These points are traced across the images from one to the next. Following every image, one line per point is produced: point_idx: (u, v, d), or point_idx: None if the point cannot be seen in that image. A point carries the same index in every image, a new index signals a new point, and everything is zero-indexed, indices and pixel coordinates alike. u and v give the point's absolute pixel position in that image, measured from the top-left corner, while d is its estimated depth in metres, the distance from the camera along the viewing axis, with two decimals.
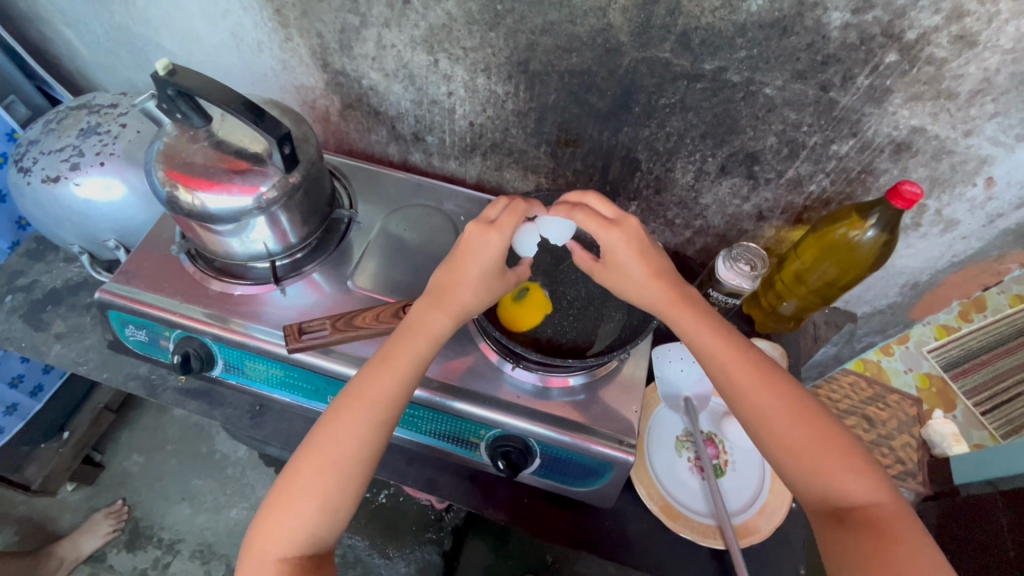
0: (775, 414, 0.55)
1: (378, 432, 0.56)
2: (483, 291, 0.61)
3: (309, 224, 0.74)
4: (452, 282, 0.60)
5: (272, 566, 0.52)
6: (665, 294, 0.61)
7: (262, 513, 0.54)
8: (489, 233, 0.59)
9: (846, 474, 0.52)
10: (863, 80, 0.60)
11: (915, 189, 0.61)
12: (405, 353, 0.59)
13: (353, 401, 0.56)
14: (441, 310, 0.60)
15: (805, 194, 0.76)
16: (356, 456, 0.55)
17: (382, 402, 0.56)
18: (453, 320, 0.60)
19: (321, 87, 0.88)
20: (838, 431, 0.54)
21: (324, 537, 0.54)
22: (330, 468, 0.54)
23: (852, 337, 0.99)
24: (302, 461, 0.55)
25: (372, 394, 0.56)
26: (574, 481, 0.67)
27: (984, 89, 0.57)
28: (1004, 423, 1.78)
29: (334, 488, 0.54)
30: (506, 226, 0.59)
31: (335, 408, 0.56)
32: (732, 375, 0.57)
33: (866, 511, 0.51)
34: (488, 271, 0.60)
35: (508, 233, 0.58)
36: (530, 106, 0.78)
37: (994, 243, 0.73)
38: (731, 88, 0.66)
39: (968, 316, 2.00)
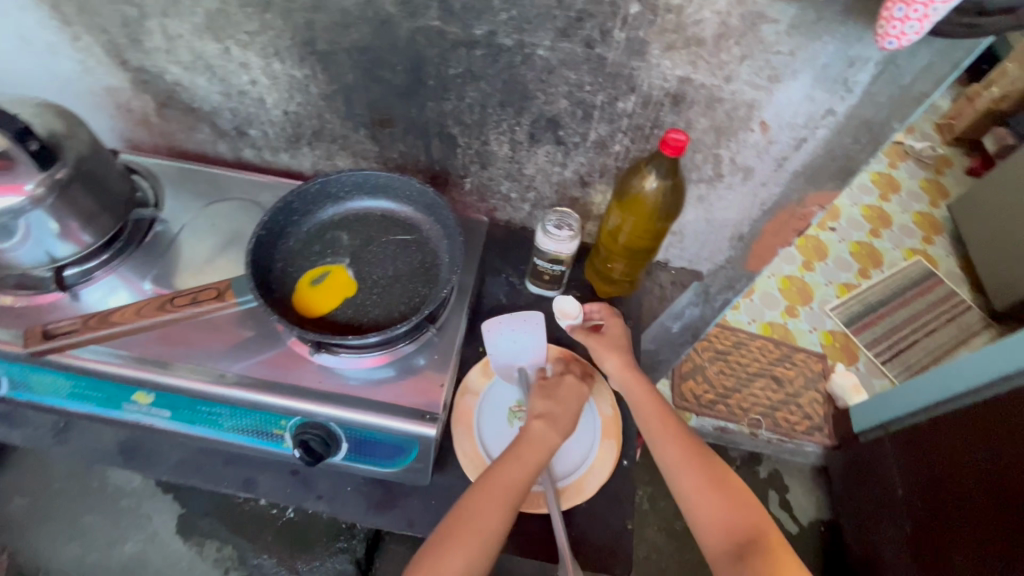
0: (689, 469, 0.72)
1: (481, 562, 0.60)
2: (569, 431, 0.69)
3: (102, 224, 0.71)
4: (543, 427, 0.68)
5: None
6: (624, 371, 0.76)
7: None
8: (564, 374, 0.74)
9: (740, 507, 0.71)
10: (619, 33, 0.61)
11: (679, 136, 0.62)
12: (503, 485, 0.63)
13: (461, 527, 0.61)
14: (530, 450, 0.66)
15: (613, 155, 0.77)
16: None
17: (484, 524, 0.61)
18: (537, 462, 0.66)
19: (128, 87, 0.84)
20: (733, 475, 0.72)
21: None
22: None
23: (707, 296, 1.01)
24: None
25: (474, 524, 0.61)
26: (385, 463, 0.65)
27: (725, 33, 0.58)
28: (903, 370, 1.87)
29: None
30: (576, 395, 0.73)
31: (443, 541, 0.60)
32: (655, 432, 0.73)
33: (756, 537, 0.69)
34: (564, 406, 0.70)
35: (580, 398, 0.72)
36: (333, 88, 0.76)
37: (791, 186, 0.75)
38: (507, 53, 0.66)
39: (868, 273, 2.08)
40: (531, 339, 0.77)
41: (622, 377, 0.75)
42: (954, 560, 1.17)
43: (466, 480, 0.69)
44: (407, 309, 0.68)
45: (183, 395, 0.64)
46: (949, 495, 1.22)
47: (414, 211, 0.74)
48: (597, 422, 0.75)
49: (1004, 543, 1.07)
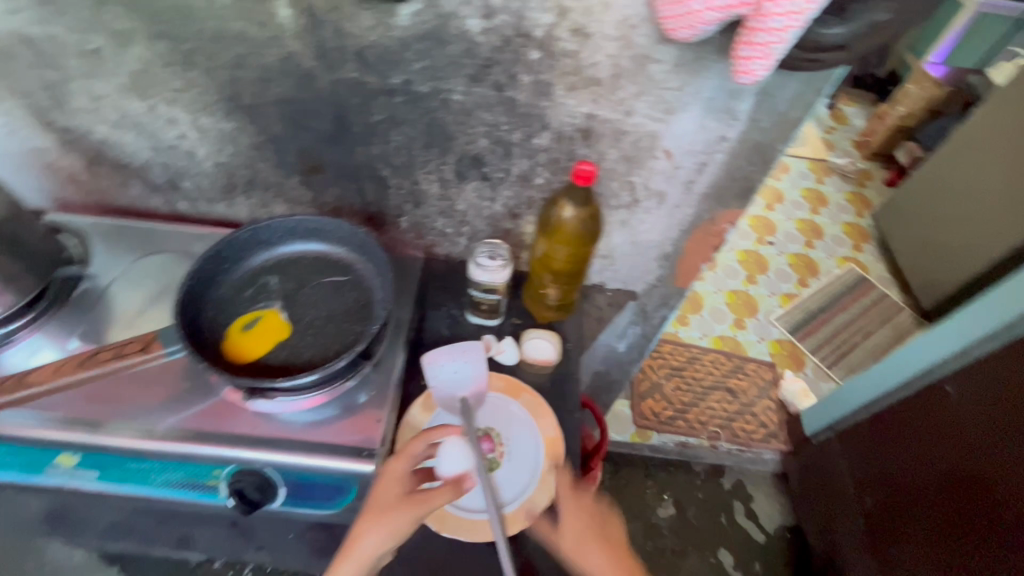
0: (583, 545, 0.67)
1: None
2: (381, 532, 0.59)
3: (23, 284, 0.70)
4: (360, 531, 0.59)
5: None
6: (543, 432, 0.77)
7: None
8: (392, 462, 0.62)
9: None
10: (525, 77, 0.66)
11: (587, 167, 0.67)
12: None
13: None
14: (345, 562, 0.60)
15: (536, 187, 0.81)
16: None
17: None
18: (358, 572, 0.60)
19: (54, 147, 0.84)
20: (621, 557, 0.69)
21: None
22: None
23: (645, 314, 1.06)
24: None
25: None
26: (326, 505, 0.65)
27: (619, 73, 0.64)
28: (847, 372, 1.96)
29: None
30: (390, 485, 0.61)
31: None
32: (566, 502, 0.71)
33: None
34: (386, 502, 0.60)
35: (385, 491, 0.60)
36: (262, 139, 0.79)
37: (702, 207, 0.81)
38: (425, 99, 0.70)
39: (806, 282, 2.19)
40: (473, 368, 0.76)
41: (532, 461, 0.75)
42: (902, 549, 1.25)
43: None
44: (341, 347, 0.68)
45: (112, 453, 0.62)
46: (895, 491, 1.29)
47: (346, 251, 0.76)
48: (540, 446, 0.76)
49: (948, 537, 1.13)
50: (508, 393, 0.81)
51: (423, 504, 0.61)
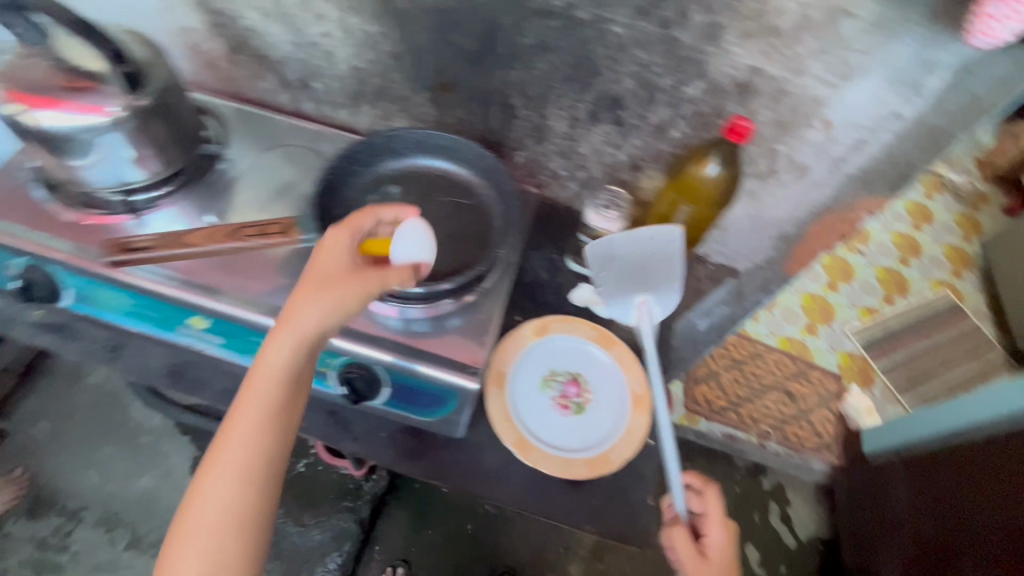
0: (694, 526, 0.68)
1: (253, 487, 0.53)
2: (322, 294, 0.54)
3: (172, 154, 0.73)
4: (304, 298, 0.54)
5: None
6: (636, 397, 0.76)
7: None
8: (335, 237, 0.57)
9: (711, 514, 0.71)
10: (697, 17, 0.62)
11: (745, 122, 0.63)
12: (256, 393, 0.53)
13: (215, 467, 0.53)
14: (285, 331, 0.53)
15: (669, 141, 0.78)
16: (239, 514, 0.52)
17: (245, 453, 0.53)
18: (296, 338, 0.53)
19: (203, 28, 0.87)
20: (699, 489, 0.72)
21: None
22: (206, 541, 0.51)
23: (740, 295, 1.02)
24: (176, 538, 0.52)
25: (239, 449, 0.53)
26: (419, 412, 0.68)
27: (804, 26, 0.59)
28: (918, 399, 1.85)
29: (216, 562, 0.51)
30: (333, 245, 0.57)
31: (202, 475, 0.53)
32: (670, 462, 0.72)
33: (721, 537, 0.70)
34: (328, 276, 0.55)
35: (331, 252, 0.57)
36: (404, 48, 0.78)
37: (843, 189, 0.76)
38: (582, 27, 0.67)
39: (892, 299, 2.06)
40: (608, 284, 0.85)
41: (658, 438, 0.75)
42: None
43: (495, 440, 0.72)
44: (458, 265, 0.70)
45: (239, 324, 0.67)
46: (955, 522, 1.20)
47: (471, 174, 0.76)
48: (626, 399, 0.76)
49: None
50: (601, 341, 0.80)
51: (374, 278, 0.57)
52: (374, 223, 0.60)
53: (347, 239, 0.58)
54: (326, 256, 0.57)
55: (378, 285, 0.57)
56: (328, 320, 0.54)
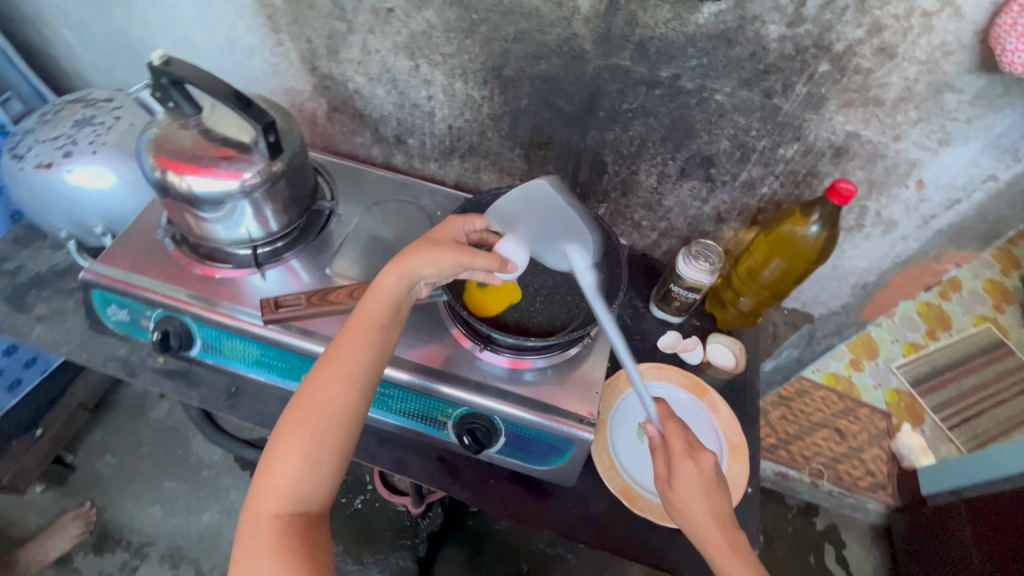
0: (705, 518, 0.57)
1: (351, 389, 0.61)
2: (430, 249, 0.64)
3: (290, 213, 0.78)
4: (414, 250, 0.65)
5: (266, 522, 0.57)
6: (734, 446, 0.78)
7: (257, 480, 0.58)
8: (451, 221, 0.69)
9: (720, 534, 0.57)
10: (801, 88, 0.66)
11: (849, 186, 0.66)
12: (366, 317, 0.63)
13: (323, 369, 0.62)
14: (394, 267, 0.64)
15: (757, 196, 0.81)
16: (333, 411, 0.60)
17: (348, 360, 0.62)
18: (404, 279, 0.64)
19: (309, 90, 0.92)
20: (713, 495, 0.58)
21: (305, 499, 0.58)
22: (306, 425, 0.59)
23: (812, 339, 1.04)
24: (285, 422, 0.60)
25: (345, 359, 0.62)
26: (537, 460, 0.70)
27: (907, 97, 0.63)
28: (970, 438, 1.83)
29: (312, 447, 0.59)
30: (451, 224, 0.69)
31: (313, 376, 0.62)
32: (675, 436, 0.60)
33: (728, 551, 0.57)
34: (434, 241, 0.66)
35: (449, 226, 0.69)
36: (504, 110, 0.83)
37: (931, 243, 0.78)
38: (685, 95, 0.72)
39: (935, 335, 2.06)
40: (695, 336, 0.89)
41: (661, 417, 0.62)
42: None
43: (600, 488, 0.73)
44: (567, 319, 0.73)
45: None
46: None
47: None
48: (724, 448, 0.78)
49: None
50: (693, 389, 0.83)
51: (471, 250, 0.65)
52: (482, 225, 0.71)
53: (461, 222, 0.70)
54: (445, 230, 0.69)
55: (470, 258, 0.64)
56: (427, 273, 0.64)
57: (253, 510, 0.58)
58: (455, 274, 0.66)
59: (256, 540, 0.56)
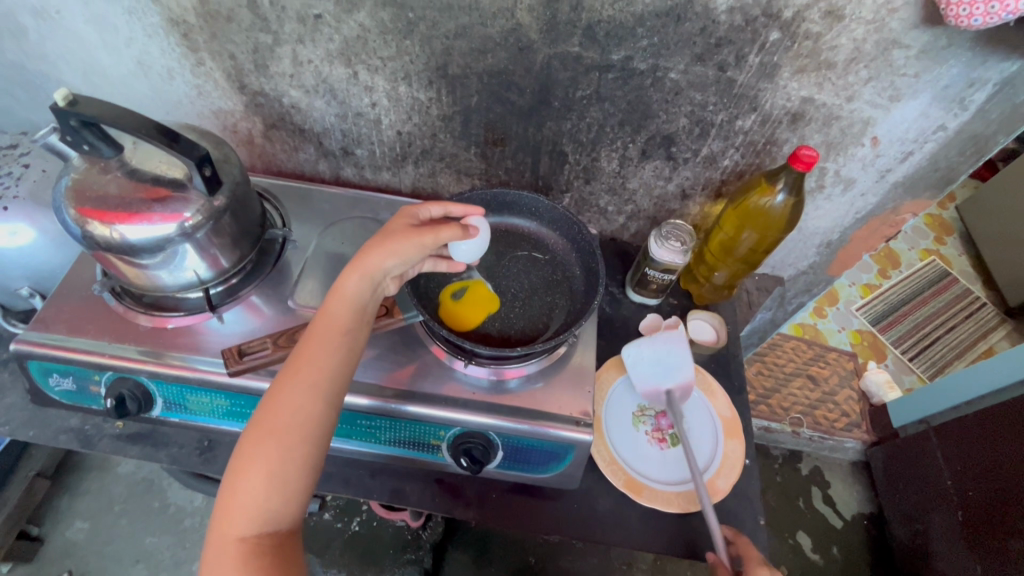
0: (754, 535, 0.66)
1: (317, 398, 0.57)
2: (392, 240, 0.62)
3: (241, 247, 0.73)
4: (373, 245, 0.63)
5: (234, 546, 0.53)
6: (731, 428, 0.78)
7: (218, 502, 0.54)
8: (407, 210, 0.67)
9: None
10: (754, 58, 0.65)
11: (811, 152, 0.67)
12: (330, 321, 0.61)
13: (286, 379, 0.58)
14: (355, 266, 0.62)
15: (720, 169, 0.81)
16: (299, 422, 0.56)
17: (312, 368, 0.58)
18: (366, 276, 0.62)
19: (240, 109, 0.86)
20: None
21: (276, 517, 0.55)
22: (270, 439, 0.55)
23: (784, 300, 1.06)
24: (246, 438, 0.56)
25: (309, 368, 0.58)
26: (539, 468, 0.69)
27: (857, 58, 0.63)
28: (929, 366, 1.94)
29: (277, 463, 0.55)
30: (408, 211, 0.67)
31: (275, 387, 0.58)
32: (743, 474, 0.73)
33: None
34: (395, 232, 0.64)
35: (406, 213, 0.67)
36: (454, 109, 0.79)
37: (889, 196, 0.80)
38: (638, 76, 0.70)
39: (887, 273, 2.16)
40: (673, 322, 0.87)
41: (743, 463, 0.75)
42: (1009, 545, 1.20)
43: (604, 484, 0.73)
44: (549, 320, 0.72)
45: (345, 409, 0.66)
46: (1001, 483, 1.25)
47: (539, 228, 0.80)
48: (717, 424, 0.78)
49: None
50: None
51: (428, 232, 0.64)
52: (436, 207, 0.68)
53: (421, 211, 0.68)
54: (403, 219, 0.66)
55: (431, 241, 0.63)
56: (390, 264, 0.62)
57: (218, 536, 0.54)
58: (419, 260, 0.64)
59: (222, 565, 0.52)
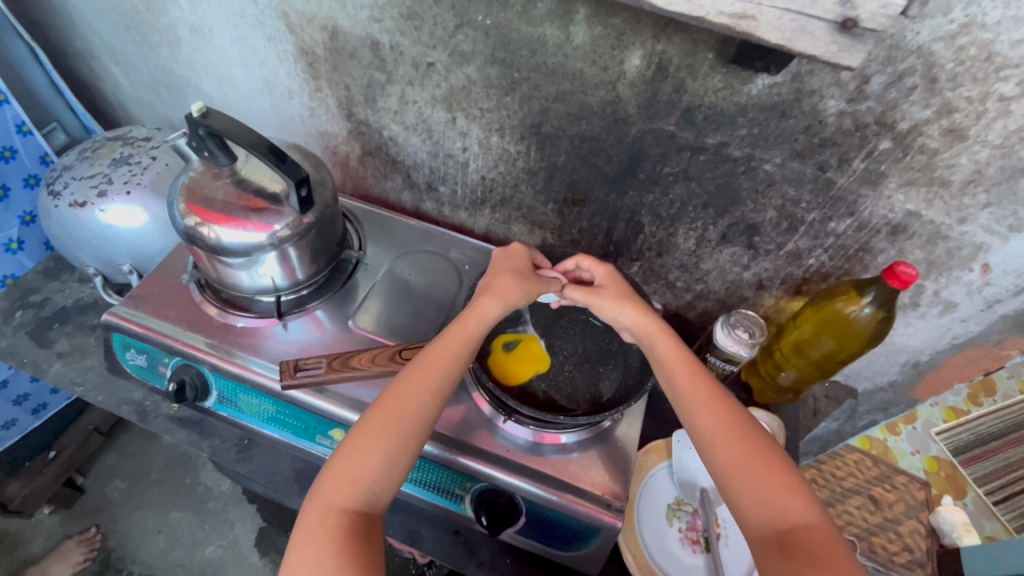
0: (740, 469, 0.54)
1: (441, 396, 0.59)
2: (526, 281, 0.69)
3: (318, 263, 0.77)
4: (509, 279, 0.68)
5: (335, 518, 0.52)
6: None
7: (330, 468, 0.54)
8: (522, 251, 0.73)
9: (780, 494, 0.52)
10: (859, 163, 0.62)
11: (909, 270, 0.62)
12: (463, 329, 0.64)
13: (414, 372, 0.60)
14: (492, 292, 0.67)
15: (803, 267, 0.77)
16: (424, 413, 0.58)
17: (444, 367, 0.61)
18: (501, 304, 0.66)
19: (343, 134, 0.92)
20: (757, 447, 0.55)
21: (377, 500, 0.54)
22: (394, 425, 0.56)
23: (854, 414, 0.98)
24: (365, 420, 0.57)
25: (438, 363, 0.61)
26: (559, 544, 0.65)
27: (976, 180, 0.59)
28: (1016, 515, 1.71)
29: (398, 448, 0.55)
30: (525, 253, 0.73)
31: (405, 374, 0.60)
32: (682, 394, 0.61)
33: (802, 533, 0.49)
34: (523, 273, 0.70)
35: (524, 255, 0.73)
36: (540, 165, 0.81)
37: (994, 328, 0.73)
38: (731, 162, 0.69)
39: (978, 400, 1.96)
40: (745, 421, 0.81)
41: (637, 319, 0.67)
42: None
43: None
44: (597, 390, 0.70)
45: None
46: None
47: None
48: None
49: None
50: None
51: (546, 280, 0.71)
52: (538, 258, 0.74)
53: (530, 254, 0.74)
54: (521, 260, 0.72)
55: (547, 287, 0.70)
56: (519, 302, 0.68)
57: (320, 503, 0.53)
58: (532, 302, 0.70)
59: (321, 533, 0.51)
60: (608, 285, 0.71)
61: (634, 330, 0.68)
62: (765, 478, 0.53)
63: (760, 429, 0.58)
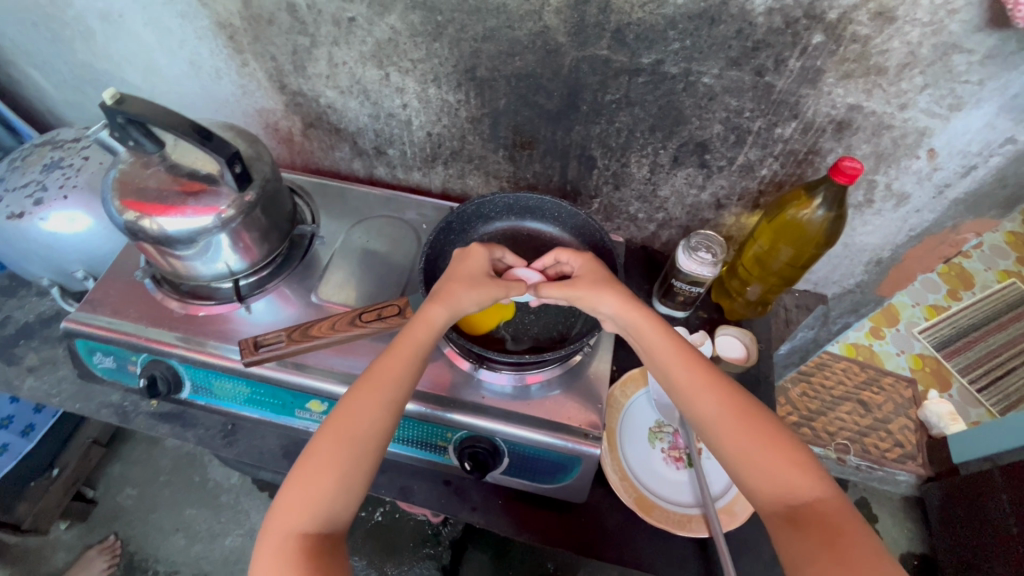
0: (748, 451, 0.54)
1: (396, 411, 0.58)
2: (481, 286, 0.64)
3: (271, 241, 0.76)
4: (460, 284, 0.64)
5: (292, 541, 0.51)
6: None
7: (283, 492, 0.54)
8: (476, 248, 0.67)
9: (793, 472, 0.52)
10: (794, 62, 0.61)
11: (854, 164, 0.62)
12: (411, 342, 0.61)
13: (363, 390, 0.58)
14: (440, 302, 0.63)
15: (758, 179, 0.76)
16: (371, 430, 0.56)
17: (391, 382, 0.58)
18: (451, 313, 0.63)
19: (281, 108, 0.89)
20: (767, 427, 0.55)
21: (336, 516, 0.53)
22: (345, 445, 0.55)
23: (827, 319, 1.00)
24: (317, 440, 0.56)
25: (387, 379, 0.59)
26: (544, 478, 0.68)
27: (911, 63, 0.58)
28: (1000, 399, 1.77)
29: (352, 466, 0.54)
30: (479, 252, 0.67)
31: (352, 392, 0.58)
32: (683, 382, 0.59)
33: (813, 506, 0.50)
34: (477, 277, 0.65)
35: (482, 255, 0.67)
36: (482, 112, 0.79)
37: (948, 213, 0.73)
38: (670, 80, 0.67)
39: (957, 295, 2.01)
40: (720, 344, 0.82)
41: (618, 309, 0.63)
42: None
43: (612, 500, 0.70)
44: (565, 329, 0.71)
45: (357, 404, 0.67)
46: None
47: (559, 231, 0.80)
48: None
49: None
50: None
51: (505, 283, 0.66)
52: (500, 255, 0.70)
53: (488, 251, 0.68)
54: (475, 261, 0.67)
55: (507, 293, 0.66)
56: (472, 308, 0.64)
57: (276, 526, 0.52)
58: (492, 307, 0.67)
59: (278, 557, 0.50)
60: (584, 276, 0.66)
61: (618, 320, 0.64)
62: (773, 457, 0.53)
63: (764, 409, 0.57)
